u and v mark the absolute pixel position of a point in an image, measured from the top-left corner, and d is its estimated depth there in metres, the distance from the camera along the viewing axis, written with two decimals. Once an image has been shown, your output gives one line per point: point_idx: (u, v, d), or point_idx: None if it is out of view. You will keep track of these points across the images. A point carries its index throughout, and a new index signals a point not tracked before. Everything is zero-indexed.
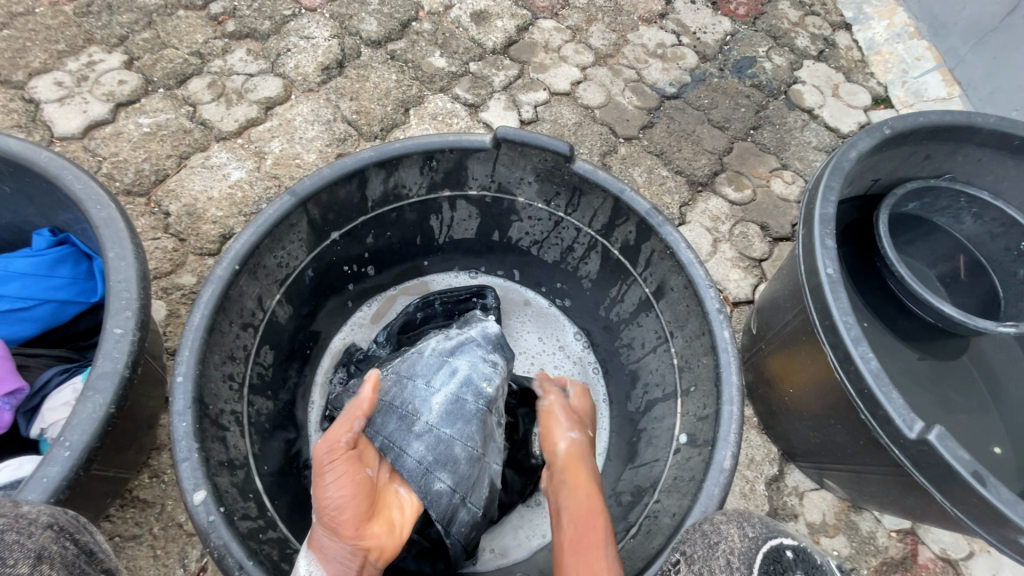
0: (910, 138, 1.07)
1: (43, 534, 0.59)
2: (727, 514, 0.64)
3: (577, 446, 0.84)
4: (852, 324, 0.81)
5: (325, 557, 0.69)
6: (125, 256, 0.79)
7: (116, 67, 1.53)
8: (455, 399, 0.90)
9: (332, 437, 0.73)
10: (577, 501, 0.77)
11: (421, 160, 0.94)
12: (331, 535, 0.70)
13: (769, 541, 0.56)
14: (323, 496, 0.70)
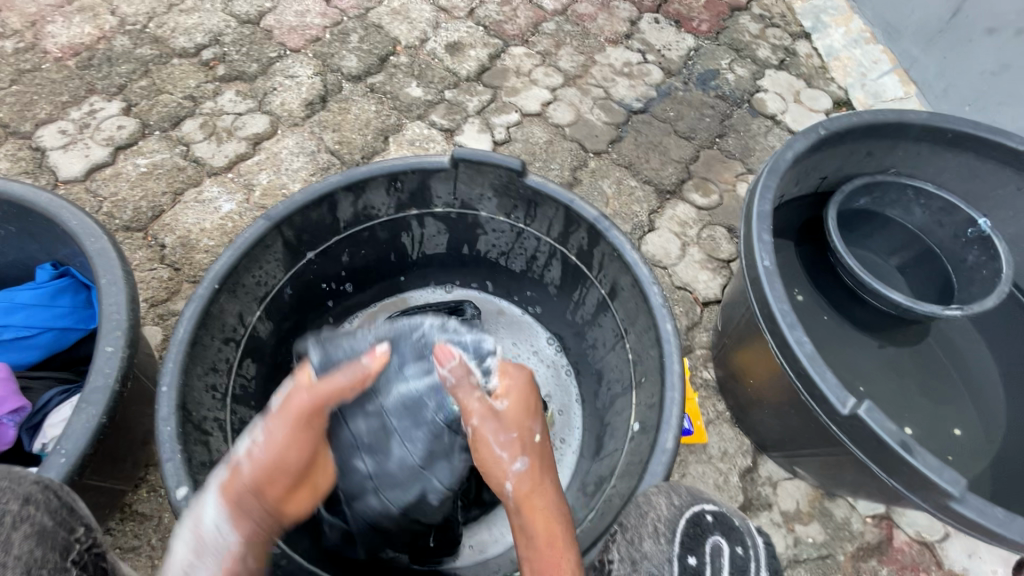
0: (847, 138, 1.14)
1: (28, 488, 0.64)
2: (659, 486, 0.75)
3: (523, 480, 0.78)
4: (787, 311, 0.87)
5: (239, 511, 0.69)
6: (116, 280, 0.86)
7: (115, 113, 1.64)
8: (417, 396, 0.87)
9: (309, 397, 0.75)
10: (532, 548, 0.75)
11: (387, 182, 1.02)
12: (255, 490, 0.70)
13: (693, 508, 0.73)
14: (271, 450, 0.71)
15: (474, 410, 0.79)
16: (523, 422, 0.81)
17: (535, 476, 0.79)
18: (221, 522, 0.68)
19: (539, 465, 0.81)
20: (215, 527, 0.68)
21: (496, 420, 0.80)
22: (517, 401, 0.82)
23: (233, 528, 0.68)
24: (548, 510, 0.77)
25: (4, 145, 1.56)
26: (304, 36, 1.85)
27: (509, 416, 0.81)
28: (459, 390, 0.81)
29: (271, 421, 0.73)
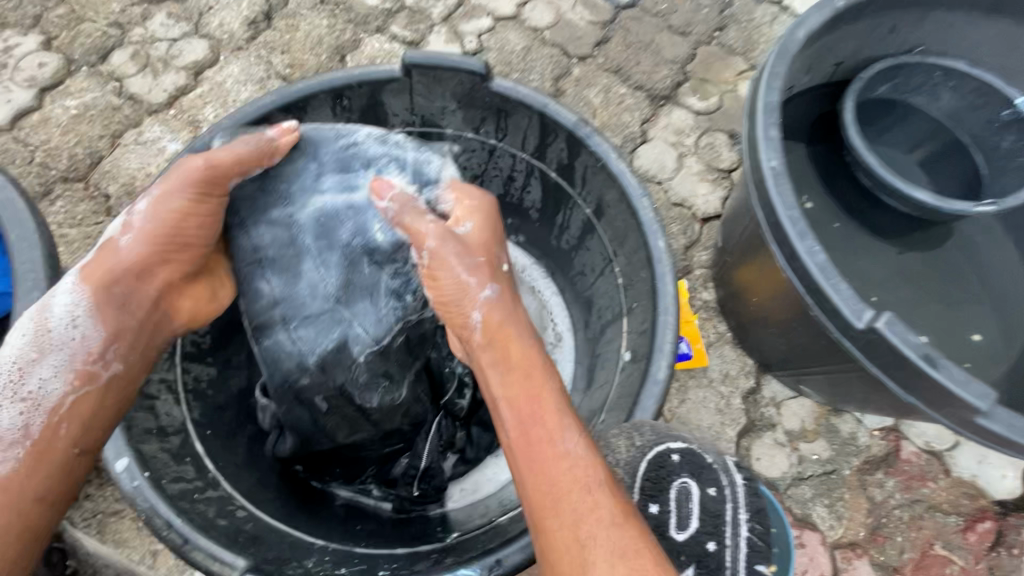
0: (869, 10, 0.97)
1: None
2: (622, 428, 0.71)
3: (494, 306, 0.68)
4: (796, 217, 0.76)
5: (106, 310, 0.71)
6: (27, 237, 0.76)
7: (35, 49, 1.45)
8: (334, 213, 0.81)
9: (206, 163, 0.73)
10: (510, 379, 0.64)
11: (331, 99, 0.88)
12: (130, 281, 0.73)
13: (657, 449, 0.69)
14: (156, 230, 0.72)
15: (427, 233, 0.70)
16: (486, 247, 0.72)
17: (506, 302, 0.69)
18: (77, 315, 0.70)
19: (511, 294, 0.71)
20: (67, 322, 0.70)
21: (458, 242, 0.70)
22: (482, 229, 0.74)
23: (89, 327, 0.71)
24: (524, 341, 0.67)
25: None
26: None
27: (472, 239, 0.72)
28: (404, 220, 0.73)
29: (162, 191, 0.73)
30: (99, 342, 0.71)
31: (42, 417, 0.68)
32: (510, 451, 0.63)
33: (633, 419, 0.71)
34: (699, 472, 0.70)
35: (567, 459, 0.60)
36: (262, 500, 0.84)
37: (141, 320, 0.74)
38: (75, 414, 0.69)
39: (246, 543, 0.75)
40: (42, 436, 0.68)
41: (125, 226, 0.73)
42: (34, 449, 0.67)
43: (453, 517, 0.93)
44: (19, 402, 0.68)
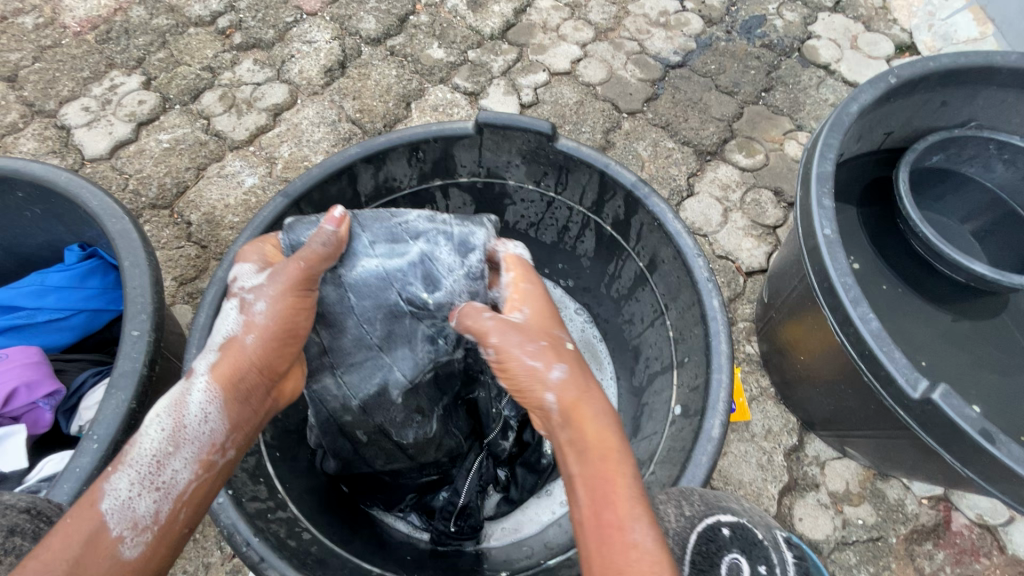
0: (921, 85, 1.01)
1: (16, 517, 0.61)
2: (670, 493, 0.69)
3: (565, 391, 0.64)
4: (850, 285, 0.80)
5: (234, 398, 0.65)
6: (139, 263, 0.84)
7: (136, 88, 1.62)
8: (382, 280, 0.77)
9: (310, 271, 0.69)
10: (585, 459, 0.60)
11: (408, 152, 0.96)
12: (256, 368, 0.66)
13: (707, 521, 0.63)
14: (273, 321, 0.67)
15: (489, 328, 0.68)
16: (548, 331, 0.69)
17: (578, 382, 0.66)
18: (208, 406, 0.63)
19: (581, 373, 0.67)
20: (198, 413, 0.63)
21: (518, 331, 0.67)
22: (540, 313, 0.72)
23: (219, 417, 0.63)
24: (599, 420, 0.63)
25: (30, 124, 1.56)
26: None
27: (531, 324, 0.70)
28: (468, 321, 0.69)
29: (279, 290, 0.67)
30: (228, 429, 0.64)
31: (168, 505, 0.60)
32: (582, 532, 0.58)
33: (682, 488, 0.69)
34: (750, 548, 0.61)
35: (633, 548, 0.54)
36: (322, 523, 0.87)
37: (259, 405, 0.67)
38: (196, 498, 0.62)
39: (312, 566, 0.78)
40: (167, 520, 0.60)
41: (244, 315, 0.67)
42: (161, 546, 0.59)
43: (491, 554, 0.96)
44: (152, 491, 0.59)
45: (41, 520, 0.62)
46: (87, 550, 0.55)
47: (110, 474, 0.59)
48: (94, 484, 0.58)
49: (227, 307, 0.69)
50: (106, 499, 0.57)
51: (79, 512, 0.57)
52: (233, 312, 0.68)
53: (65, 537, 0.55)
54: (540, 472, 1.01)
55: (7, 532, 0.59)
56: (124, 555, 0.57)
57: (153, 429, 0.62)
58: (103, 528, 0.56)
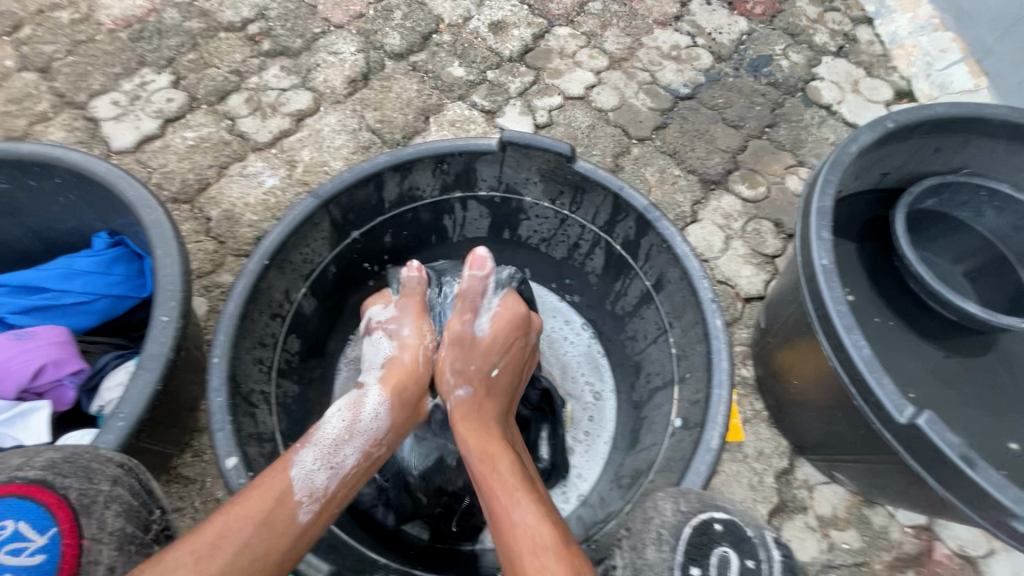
0: (917, 130, 1.07)
1: (115, 470, 0.72)
2: (668, 493, 0.73)
3: (461, 406, 0.89)
4: (845, 312, 0.85)
5: (399, 402, 0.88)
6: (171, 252, 0.88)
7: (165, 86, 1.67)
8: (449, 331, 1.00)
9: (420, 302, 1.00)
10: (483, 462, 0.80)
11: (433, 163, 1.00)
12: (410, 381, 0.91)
13: (701, 517, 0.68)
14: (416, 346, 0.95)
15: (455, 326, 0.95)
16: (484, 355, 0.93)
17: (474, 405, 0.89)
18: (378, 408, 0.86)
19: (481, 399, 0.90)
20: (370, 413, 0.85)
21: (462, 347, 0.94)
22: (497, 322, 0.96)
23: (389, 414, 0.87)
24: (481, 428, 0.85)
25: (60, 115, 1.61)
26: (349, 12, 1.84)
27: (481, 344, 0.94)
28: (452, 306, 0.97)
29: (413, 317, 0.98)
30: (390, 427, 0.86)
31: (336, 481, 0.78)
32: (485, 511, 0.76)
33: (681, 488, 0.73)
34: (739, 542, 0.65)
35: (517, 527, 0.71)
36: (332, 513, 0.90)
37: (412, 412, 0.90)
38: (353, 480, 0.81)
39: (326, 551, 0.81)
40: (331, 496, 0.77)
41: (398, 342, 0.95)
42: (326, 515, 0.76)
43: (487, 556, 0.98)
44: (329, 467, 0.78)
45: (133, 475, 0.74)
46: (277, 504, 0.72)
47: (301, 449, 0.78)
48: (285, 456, 0.77)
49: (377, 338, 0.97)
50: (295, 466, 0.76)
51: (270, 475, 0.74)
52: (383, 342, 0.97)
53: (262, 490, 0.72)
54: (541, 480, 1.03)
55: (111, 482, 0.70)
56: (299, 515, 0.73)
57: (334, 420, 0.84)
58: (290, 490, 0.73)
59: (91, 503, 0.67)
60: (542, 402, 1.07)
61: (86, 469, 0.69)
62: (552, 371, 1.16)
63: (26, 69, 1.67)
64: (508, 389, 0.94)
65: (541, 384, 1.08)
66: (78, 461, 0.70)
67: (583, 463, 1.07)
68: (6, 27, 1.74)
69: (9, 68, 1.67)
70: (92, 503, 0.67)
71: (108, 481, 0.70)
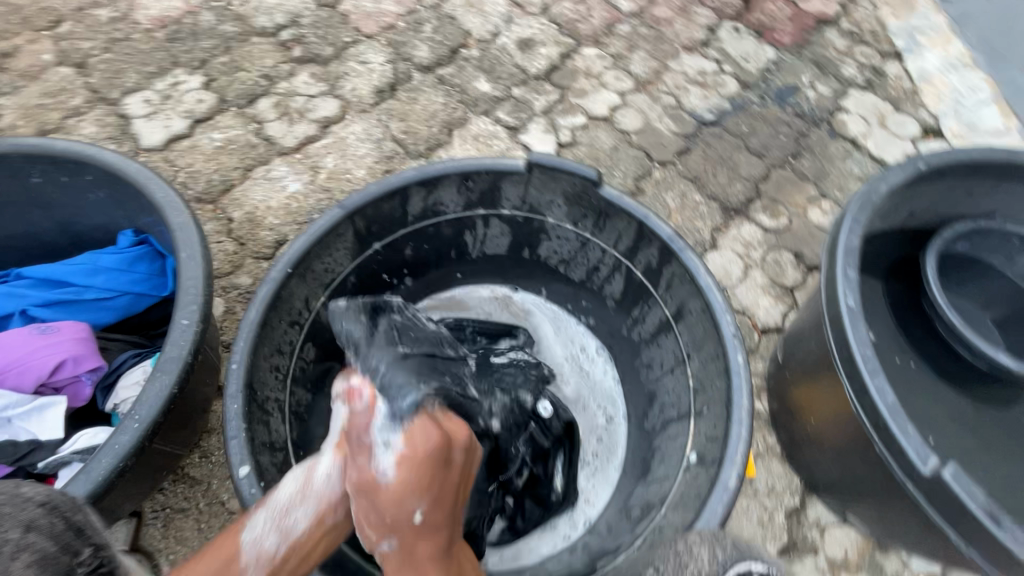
0: (947, 172, 1.06)
1: (33, 511, 0.59)
2: (702, 535, 0.71)
3: (391, 556, 0.75)
4: (869, 356, 0.84)
5: (351, 469, 0.79)
6: (194, 255, 0.89)
7: (196, 87, 1.70)
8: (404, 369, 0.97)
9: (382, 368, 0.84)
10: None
11: (459, 180, 1.01)
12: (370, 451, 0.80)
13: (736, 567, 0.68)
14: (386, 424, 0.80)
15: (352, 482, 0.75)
16: (399, 502, 0.72)
17: (404, 556, 0.75)
18: (332, 473, 0.78)
19: (413, 541, 0.75)
20: (323, 477, 0.78)
21: (369, 498, 0.74)
22: (407, 469, 0.73)
23: (340, 484, 0.78)
24: (425, 571, 0.75)
25: (93, 110, 1.64)
26: (379, 23, 1.86)
27: (390, 490, 0.73)
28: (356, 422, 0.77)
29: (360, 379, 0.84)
30: (345, 494, 0.79)
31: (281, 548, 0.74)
32: None
33: (716, 532, 0.72)
34: None
35: None
36: None
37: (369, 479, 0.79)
38: (307, 546, 0.77)
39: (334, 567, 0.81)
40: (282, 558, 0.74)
41: (348, 404, 0.80)
42: None
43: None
44: (277, 532, 0.74)
45: (57, 515, 0.61)
46: (226, 567, 0.72)
47: (253, 511, 0.75)
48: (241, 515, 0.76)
49: (336, 407, 0.85)
50: (245, 530, 0.74)
51: (225, 539, 0.74)
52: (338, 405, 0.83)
53: (211, 556, 0.73)
54: (548, 506, 1.02)
55: (25, 529, 0.58)
56: None
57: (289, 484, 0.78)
58: (237, 555, 0.73)
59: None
60: (563, 435, 1.07)
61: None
62: (563, 395, 1.14)
63: (63, 64, 1.71)
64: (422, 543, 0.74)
65: (564, 415, 1.07)
66: None
67: (589, 489, 1.05)
68: (47, 22, 1.79)
69: (47, 62, 1.71)
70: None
71: (20, 531, 0.57)
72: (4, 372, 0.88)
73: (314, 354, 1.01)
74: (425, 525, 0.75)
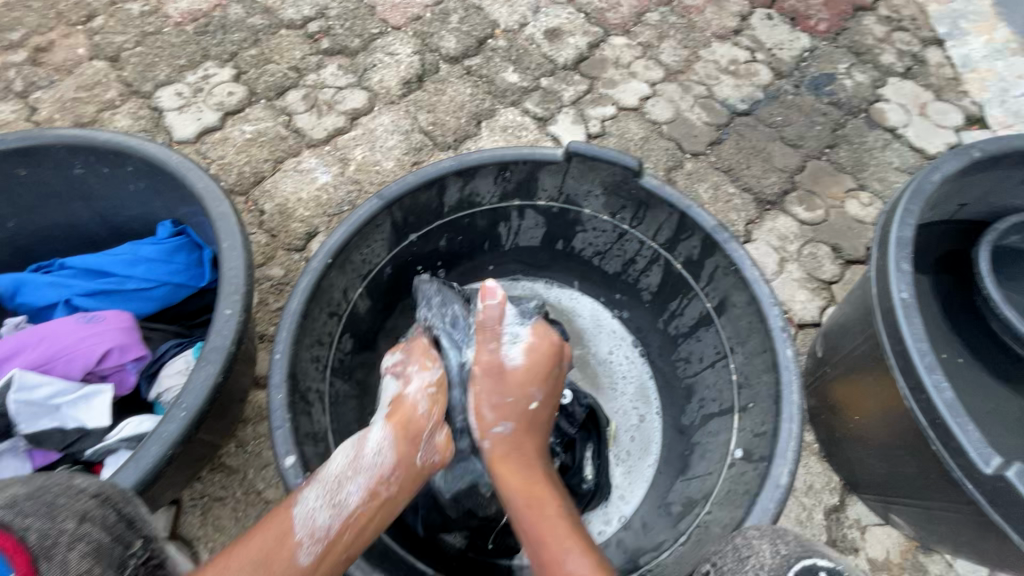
0: (1003, 160, 1.02)
1: (86, 503, 0.57)
2: (762, 530, 0.67)
3: (497, 445, 0.83)
4: (926, 351, 0.81)
5: (405, 437, 0.80)
6: (236, 246, 0.89)
7: (227, 80, 1.71)
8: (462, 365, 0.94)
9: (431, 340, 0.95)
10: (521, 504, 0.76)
11: (496, 170, 1.00)
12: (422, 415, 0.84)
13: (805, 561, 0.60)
14: (438, 389, 0.88)
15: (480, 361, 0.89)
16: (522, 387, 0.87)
17: (514, 440, 0.84)
18: (383, 443, 0.79)
19: (522, 433, 0.85)
20: (374, 448, 0.78)
21: (493, 379, 0.88)
22: (532, 363, 0.90)
23: (393, 453, 0.78)
24: (529, 477, 0.79)
25: (127, 103, 1.66)
26: (406, 14, 1.85)
27: (515, 375, 0.88)
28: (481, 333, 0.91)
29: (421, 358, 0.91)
30: (396, 465, 0.78)
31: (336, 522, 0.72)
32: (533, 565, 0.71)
33: (775, 526, 0.67)
34: None
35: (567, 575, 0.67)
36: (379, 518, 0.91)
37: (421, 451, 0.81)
38: (360, 521, 0.74)
39: (378, 557, 0.81)
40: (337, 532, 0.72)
41: (403, 383, 0.88)
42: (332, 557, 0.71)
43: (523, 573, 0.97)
44: (331, 506, 0.72)
45: (109, 508, 0.59)
46: (277, 544, 0.69)
47: (304, 487, 0.73)
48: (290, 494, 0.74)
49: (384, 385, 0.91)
50: (298, 504, 0.72)
51: (275, 516, 0.71)
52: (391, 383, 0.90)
53: (262, 534, 0.70)
54: (580, 496, 0.99)
55: (79, 519, 0.55)
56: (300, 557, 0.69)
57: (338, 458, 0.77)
58: (291, 529, 0.70)
59: (52, 545, 0.52)
60: (587, 421, 1.05)
61: (51, 505, 0.55)
62: (597, 389, 1.12)
63: (97, 58, 1.74)
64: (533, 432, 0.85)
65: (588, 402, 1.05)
66: (42, 496, 0.55)
67: (624, 484, 1.04)
68: (81, 16, 1.81)
69: (81, 56, 1.74)
70: (53, 545, 0.52)
71: (75, 520, 0.55)
72: (53, 360, 0.90)
73: (351, 346, 1.01)
74: (535, 421, 0.87)
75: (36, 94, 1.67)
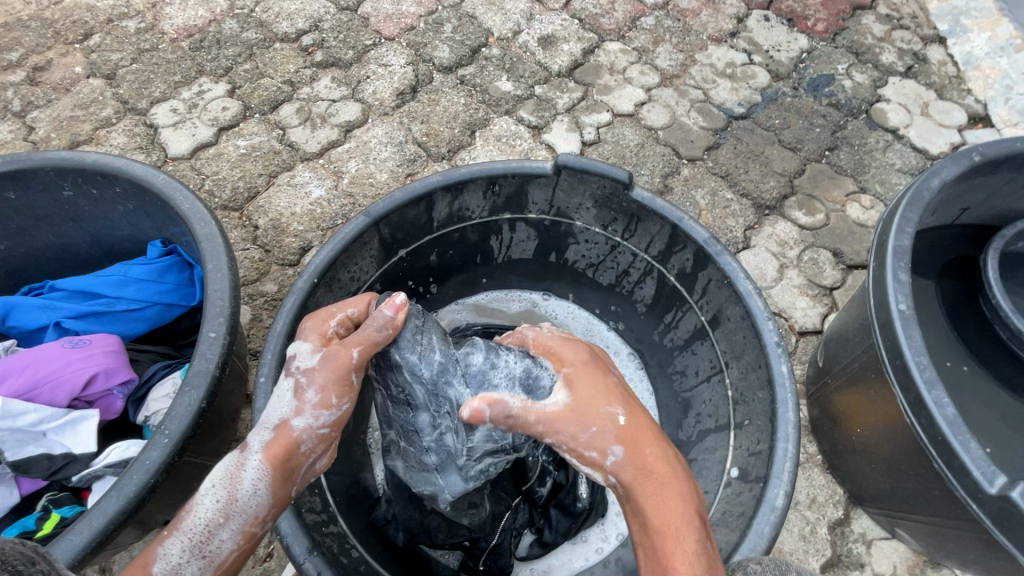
0: (1006, 164, 0.99)
1: None
2: (762, 563, 0.63)
3: (621, 472, 0.66)
4: (925, 366, 0.78)
5: (281, 477, 0.69)
6: (221, 267, 0.89)
7: (221, 95, 1.71)
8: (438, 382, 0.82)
9: (359, 359, 0.74)
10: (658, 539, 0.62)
11: (485, 185, 0.98)
12: (303, 451, 0.71)
13: None
14: (335, 429, 0.72)
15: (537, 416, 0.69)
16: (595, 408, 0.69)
17: (633, 460, 0.66)
18: (258, 482, 0.67)
19: (633, 450, 0.67)
20: (249, 488, 0.66)
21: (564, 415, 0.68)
22: (583, 382, 0.71)
23: (268, 495, 0.67)
24: (661, 493, 0.65)
25: (122, 120, 1.67)
26: (399, 24, 1.85)
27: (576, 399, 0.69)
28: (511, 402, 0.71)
29: (329, 378, 0.72)
30: (270, 507, 0.68)
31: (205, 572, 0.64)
32: None
33: (776, 560, 0.63)
34: None
35: None
36: (366, 542, 0.89)
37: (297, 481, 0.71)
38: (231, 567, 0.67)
39: None
40: None
41: (296, 401, 0.71)
42: None
43: None
44: (200, 559, 0.64)
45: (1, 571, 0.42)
46: None
47: (166, 538, 0.64)
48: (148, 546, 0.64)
49: (282, 385, 0.73)
50: (156, 562, 0.63)
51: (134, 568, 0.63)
52: (287, 391, 0.72)
53: None
54: (575, 516, 0.97)
55: None
56: None
57: (208, 497, 0.66)
58: None
59: None
60: None
61: None
62: None
63: (93, 76, 1.75)
64: (644, 412, 0.70)
65: None
66: None
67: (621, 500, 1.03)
68: (77, 35, 1.82)
69: (78, 74, 1.75)
70: None
71: None
72: (38, 387, 0.89)
73: None
74: (636, 431, 0.68)
75: (33, 113, 1.68)
